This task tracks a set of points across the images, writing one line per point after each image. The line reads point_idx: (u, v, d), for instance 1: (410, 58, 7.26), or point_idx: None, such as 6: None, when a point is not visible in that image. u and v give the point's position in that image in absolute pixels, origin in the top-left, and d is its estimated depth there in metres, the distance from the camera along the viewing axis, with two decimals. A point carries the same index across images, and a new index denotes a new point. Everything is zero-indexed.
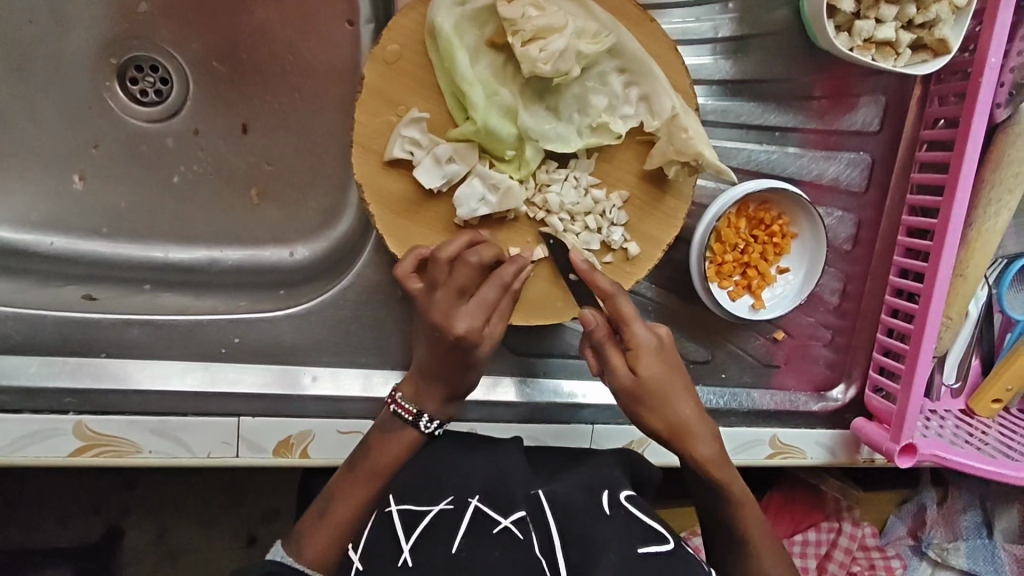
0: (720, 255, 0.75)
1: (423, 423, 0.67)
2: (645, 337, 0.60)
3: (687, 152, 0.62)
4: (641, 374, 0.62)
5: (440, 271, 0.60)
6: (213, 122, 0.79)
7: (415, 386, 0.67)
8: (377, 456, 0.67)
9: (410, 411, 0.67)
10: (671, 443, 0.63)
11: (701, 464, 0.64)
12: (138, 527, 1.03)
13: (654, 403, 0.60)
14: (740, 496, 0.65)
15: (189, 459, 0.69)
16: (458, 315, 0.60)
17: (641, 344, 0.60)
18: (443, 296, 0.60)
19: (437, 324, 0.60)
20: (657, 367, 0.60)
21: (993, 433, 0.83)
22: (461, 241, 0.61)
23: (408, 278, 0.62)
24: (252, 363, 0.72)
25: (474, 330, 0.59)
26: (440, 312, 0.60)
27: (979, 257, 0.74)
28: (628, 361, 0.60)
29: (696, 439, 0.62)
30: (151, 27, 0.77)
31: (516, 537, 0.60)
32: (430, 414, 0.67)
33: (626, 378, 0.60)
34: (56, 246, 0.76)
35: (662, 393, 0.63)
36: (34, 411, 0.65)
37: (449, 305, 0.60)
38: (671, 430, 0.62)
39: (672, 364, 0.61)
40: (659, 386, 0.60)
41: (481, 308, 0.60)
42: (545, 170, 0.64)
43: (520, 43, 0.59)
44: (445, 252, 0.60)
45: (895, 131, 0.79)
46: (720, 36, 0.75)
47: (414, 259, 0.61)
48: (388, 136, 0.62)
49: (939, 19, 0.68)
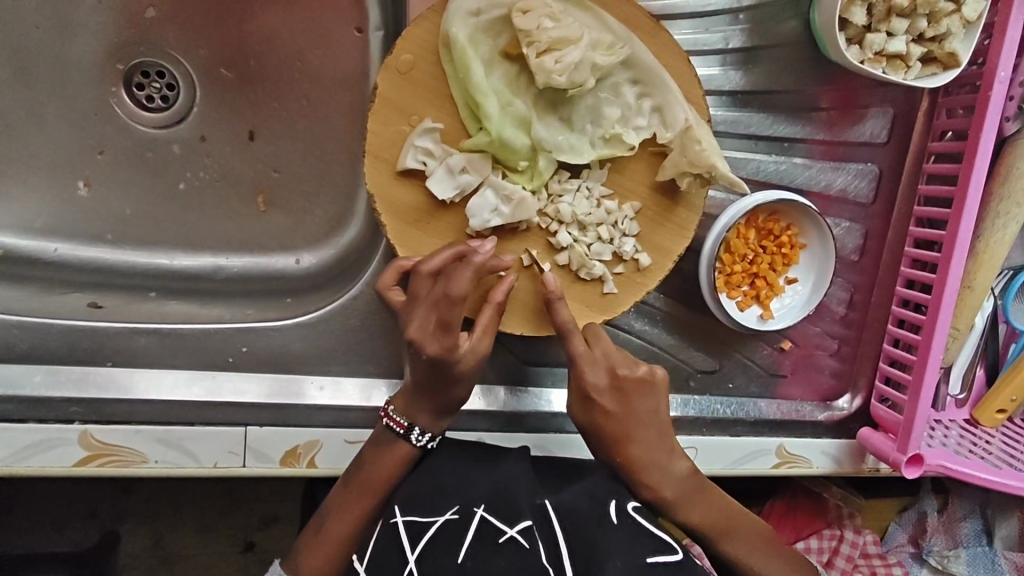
0: (729, 265, 0.75)
1: (414, 436, 0.67)
2: (600, 374, 0.65)
3: (700, 164, 0.62)
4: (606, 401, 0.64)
5: (421, 286, 0.60)
6: (219, 128, 0.78)
7: (406, 399, 0.67)
8: (372, 470, 0.67)
9: (401, 423, 0.67)
10: (642, 468, 0.65)
11: (670, 491, 0.66)
12: (139, 535, 1.02)
13: (611, 433, 0.65)
14: (720, 522, 0.68)
15: (196, 468, 0.68)
16: (429, 337, 0.60)
17: (594, 381, 0.64)
18: (420, 312, 0.60)
19: (410, 341, 0.60)
20: (619, 400, 0.65)
21: (998, 443, 0.84)
22: (442, 256, 0.60)
23: (389, 290, 0.62)
24: (259, 371, 0.71)
25: (443, 351, 0.60)
26: (416, 329, 0.60)
27: (987, 268, 0.74)
28: (586, 396, 0.65)
29: (659, 469, 0.66)
30: (158, 33, 0.76)
31: (522, 546, 0.60)
32: (423, 427, 0.67)
33: (584, 408, 0.65)
34: (59, 253, 0.75)
35: (631, 420, 0.65)
36: (40, 421, 0.65)
37: (423, 325, 0.60)
38: (629, 461, 0.65)
39: (631, 398, 0.65)
40: (616, 420, 0.65)
41: (449, 328, 0.60)
42: (558, 180, 0.64)
43: (535, 54, 0.59)
44: (428, 266, 0.59)
45: (903, 141, 0.79)
46: (730, 46, 0.75)
47: (395, 271, 0.61)
48: (401, 146, 0.61)
49: (949, 33, 0.68)
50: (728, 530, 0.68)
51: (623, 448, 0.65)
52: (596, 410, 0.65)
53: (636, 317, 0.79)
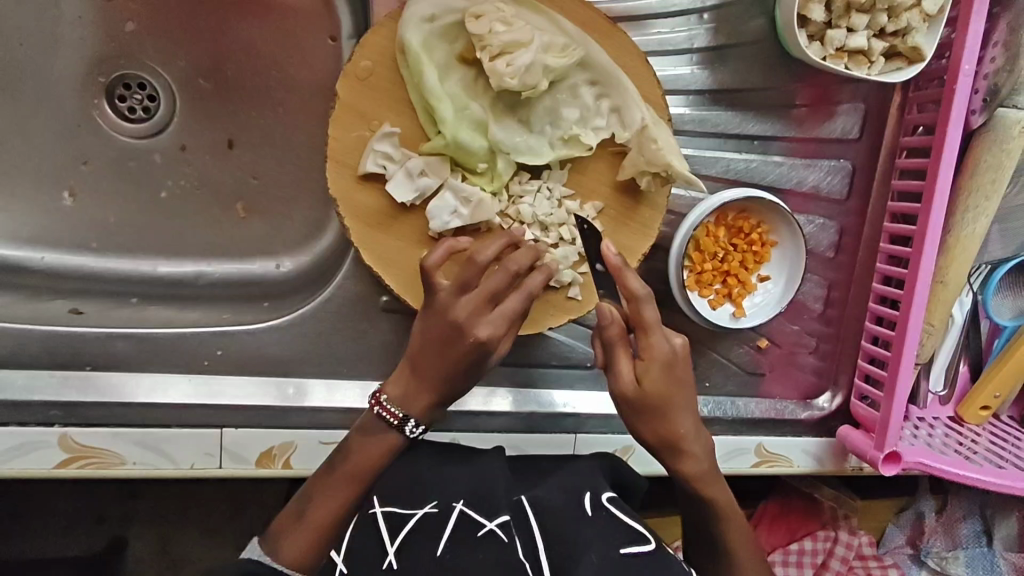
0: (699, 263, 0.75)
1: (408, 428, 0.63)
2: (663, 342, 0.58)
3: (657, 162, 0.63)
4: (674, 370, 0.59)
5: (475, 274, 0.60)
6: (199, 137, 0.80)
7: (401, 386, 0.63)
8: (359, 459, 0.64)
9: (396, 414, 0.63)
10: (690, 440, 0.61)
11: (707, 466, 0.63)
12: (138, 541, 1.04)
13: (666, 406, 0.59)
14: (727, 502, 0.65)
15: (172, 469, 0.70)
16: (482, 322, 0.60)
17: (659, 349, 0.58)
18: (472, 299, 0.60)
19: (459, 326, 0.60)
20: (677, 370, 0.59)
21: (985, 441, 0.83)
22: (498, 246, 0.61)
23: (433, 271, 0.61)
24: (237, 374, 0.73)
25: (495, 338, 0.60)
26: (466, 315, 0.59)
27: (959, 265, 0.74)
28: (649, 365, 0.59)
29: (699, 441, 0.62)
30: (138, 46, 0.79)
31: (501, 540, 0.61)
32: (417, 419, 0.63)
33: (646, 381, 0.58)
34: (46, 261, 0.77)
35: (689, 390, 0.60)
36: (21, 424, 0.67)
37: (475, 310, 0.59)
38: (680, 435, 0.61)
39: (685, 368, 0.60)
40: (674, 390, 0.59)
41: (506, 317, 0.60)
42: (518, 181, 0.65)
43: (488, 58, 0.60)
44: (484, 255, 0.60)
45: (876, 137, 0.79)
46: (695, 46, 0.75)
47: (444, 253, 0.61)
48: (361, 151, 0.62)
49: (911, 27, 0.68)
50: (733, 513, 0.65)
51: (675, 419, 0.60)
52: (655, 384, 0.58)
53: None
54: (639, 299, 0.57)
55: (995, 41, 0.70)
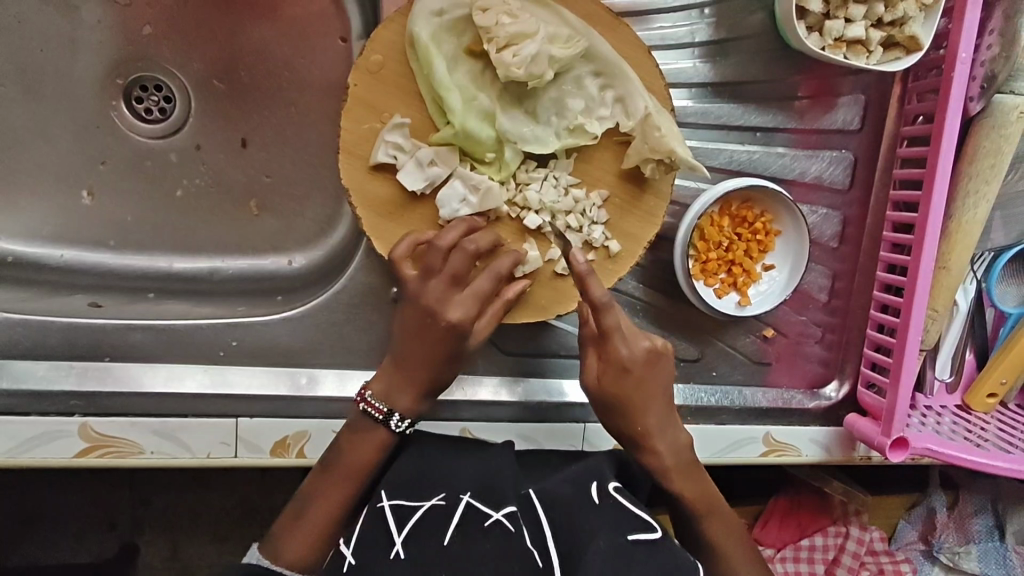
0: (704, 253, 0.76)
1: (393, 423, 0.67)
2: (624, 347, 0.64)
3: (661, 149, 0.64)
4: (629, 372, 0.65)
5: (437, 259, 0.63)
6: (213, 137, 0.83)
7: (385, 381, 0.67)
8: (352, 455, 0.67)
9: (381, 409, 0.66)
10: (656, 438, 0.66)
11: (678, 462, 0.67)
12: (152, 544, 1.05)
13: (628, 404, 0.65)
14: (707, 497, 0.68)
15: (189, 459, 0.71)
16: (452, 303, 0.64)
17: (620, 352, 0.65)
18: (436, 284, 0.63)
19: (431, 310, 0.64)
20: (638, 372, 0.65)
21: (993, 428, 0.83)
22: (458, 231, 0.64)
23: (404, 262, 0.64)
24: (251, 365, 0.75)
25: (466, 319, 0.64)
26: (433, 298, 0.64)
27: (961, 249, 0.75)
28: (607, 366, 0.65)
29: (666, 440, 0.67)
30: (154, 49, 0.81)
31: (508, 530, 0.60)
32: (401, 412, 0.67)
33: (605, 379, 0.65)
34: (66, 258, 0.80)
35: (650, 390, 0.66)
36: (42, 414, 0.69)
37: (443, 293, 0.64)
38: (643, 432, 0.66)
39: (649, 373, 0.66)
40: (633, 391, 0.65)
41: (474, 296, 0.64)
42: (525, 170, 0.67)
43: (495, 49, 0.62)
44: (445, 240, 0.63)
45: (877, 128, 0.81)
46: (697, 41, 0.77)
47: (411, 244, 0.64)
48: (373, 142, 0.64)
49: (908, 16, 0.70)
50: (714, 507, 0.69)
51: (636, 418, 0.66)
52: (613, 383, 0.65)
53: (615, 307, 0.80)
54: (598, 306, 0.62)
55: (991, 28, 0.71)
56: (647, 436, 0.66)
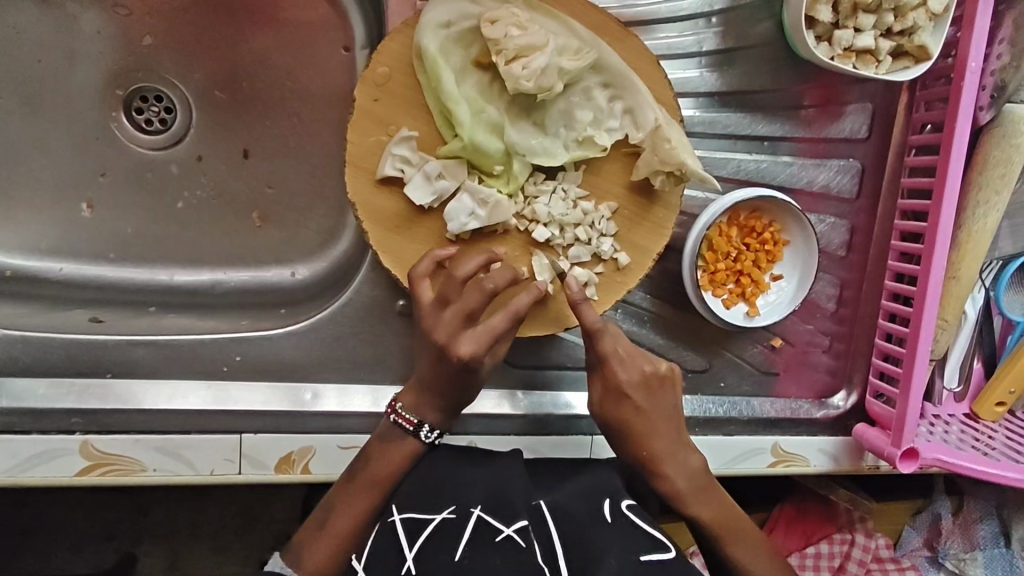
0: (712, 263, 0.75)
1: (423, 434, 0.65)
2: (624, 370, 0.65)
3: (671, 162, 0.64)
4: (630, 397, 0.65)
5: (453, 290, 0.61)
6: (215, 147, 0.81)
7: (416, 394, 0.65)
8: (379, 463, 0.65)
9: (411, 420, 0.65)
10: (662, 461, 0.66)
11: (689, 484, 0.67)
12: (151, 557, 1.04)
13: (630, 429, 0.66)
14: (723, 520, 0.68)
15: (192, 476, 0.70)
16: (463, 337, 0.61)
17: (620, 377, 0.65)
18: (448, 316, 0.61)
19: (441, 343, 0.61)
20: (644, 391, 0.66)
21: (1001, 437, 0.83)
22: (476, 262, 0.62)
23: (421, 281, 0.63)
24: (255, 380, 0.74)
25: (477, 354, 0.61)
26: (445, 330, 0.61)
27: (971, 259, 0.74)
28: (607, 392, 0.66)
29: (675, 463, 0.66)
30: (154, 59, 0.80)
31: (518, 546, 0.60)
32: (431, 425, 0.65)
33: (606, 405, 0.66)
34: (64, 271, 0.79)
35: (652, 417, 0.66)
36: (42, 433, 0.68)
37: (455, 326, 0.61)
38: (649, 456, 0.66)
39: (651, 396, 0.66)
40: (633, 417, 0.65)
41: (487, 333, 0.61)
42: (533, 182, 0.66)
43: (504, 62, 0.61)
44: (461, 271, 0.62)
45: (884, 137, 0.80)
46: (704, 49, 0.77)
47: (430, 262, 0.63)
48: (379, 155, 0.63)
49: (918, 26, 0.69)
50: (732, 530, 0.68)
51: (638, 444, 0.66)
52: (613, 409, 0.66)
53: (623, 318, 0.79)
54: (590, 332, 0.63)
55: (1001, 38, 0.71)
56: (654, 460, 0.66)
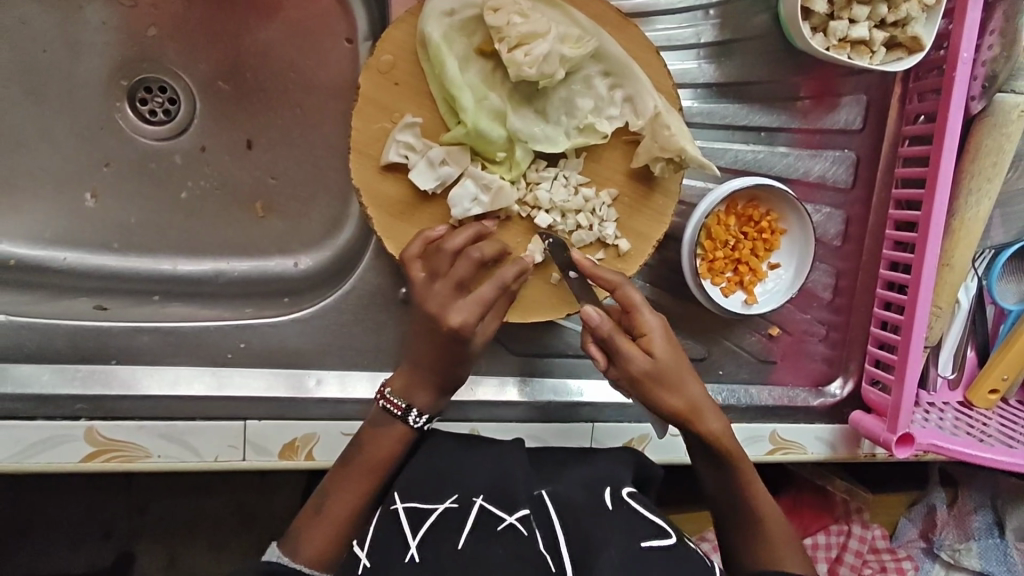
0: (711, 252, 0.77)
1: (411, 418, 0.67)
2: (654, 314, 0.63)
3: (671, 148, 0.65)
4: (671, 338, 0.62)
5: (443, 262, 0.63)
6: (218, 138, 0.82)
7: (406, 378, 0.67)
8: (372, 451, 0.67)
9: (399, 405, 0.67)
10: (699, 404, 0.64)
11: (723, 427, 0.65)
12: (149, 550, 1.04)
13: (677, 374, 0.62)
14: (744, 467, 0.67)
15: (197, 462, 0.71)
16: (454, 307, 0.62)
17: (655, 321, 0.62)
18: (439, 288, 0.62)
19: (433, 314, 0.62)
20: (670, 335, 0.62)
21: (995, 424, 0.84)
22: (466, 235, 0.63)
23: (412, 261, 0.63)
24: (258, 367, 0.74)
25: (467, 323, 0.61)
26: (436, 303, 0.62)
27: (964, 246, 0.76)
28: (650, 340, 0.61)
29: (708, 406, 0.65)
30: (159, 51, 0.81)
31: (521, 534, 0.60)
32: (420, 408, 0.67)
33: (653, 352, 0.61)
34: (68, 261, 0.79)
35: (684, 359, 0.63)
36: (47, 418, 0.68)
37: (446, 297, 0.62)
38: (691, 401, 0.63)
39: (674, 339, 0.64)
40: (679, 360, 0.62)
41: (478, 302, 0.62)
42: (535, 169, 0.67)
43: (507, 49, 0.62)
44: (451, 244, 0.63)
45: (879, 127, 0.82)
46: (703, 41, 0.78)
47: (422, 243, 0.63)
48: (384, 141, 0.64)
49: (911, 17, 0.71)
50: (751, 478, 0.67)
51: (687, 387, 0.62)
52: (665, 354, 0.61)
53: None
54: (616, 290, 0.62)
55: (992, 29, 0.73)
56: (693, 405, 0.63)
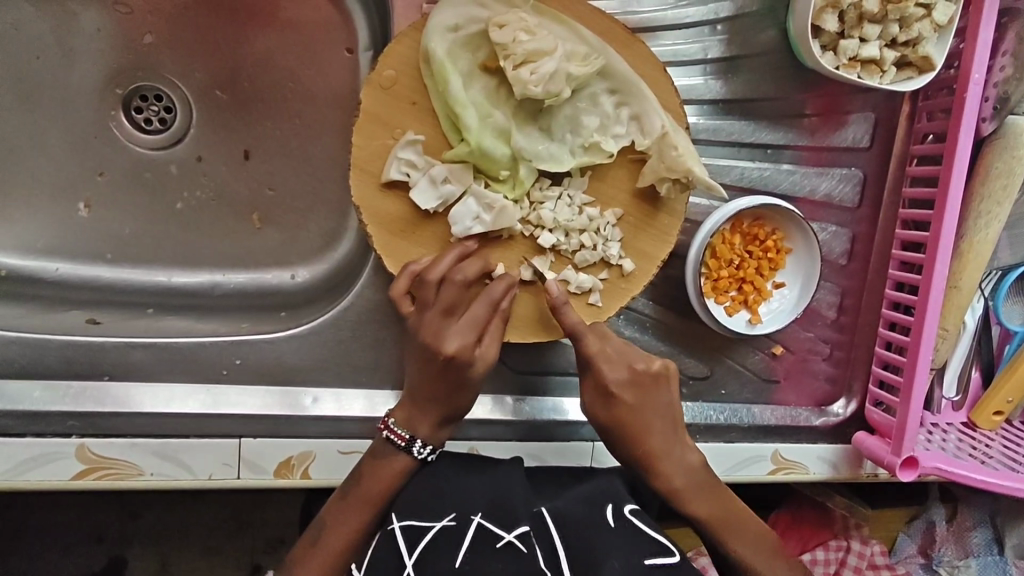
0: (716, 271, 0.75)
1: (416, 450, 0.66)
2: (612, 369, 0.65)
3: (678, 169, 0.64)
4: (619, 396, 0.65)
5: (429, 292, 0.62)
6: (215, 148, 0.81)
7: (407, 409, 0.66)
8: (369, 484, 0.66)
9: (403, 436, 0.66)
10: (657, 458, 0.65)
11: (686, 482, 0.66)
12: (140, 561, 1.03)
13: (626, 431, 0.65)
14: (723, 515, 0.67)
15: (190, 480, 0.69)
16: (448, 333, 0.62)
17: (608, 376, 0.65)
18: (430, 318, 0.62)
19: (429, 344, 0.62)
20: (624, 397, 0.65)
21: (998, 445, 0.83)
22: (449, 259, 0.62)
23: (402, 297, 0.63)
24: (253, 383, 0.73)
25: (464, 348, 0.62)
26: (429, 332, 0.62)
27: (973, 268, 0.75)
28: (599, 392, 0.65)
29: (670, 459, 0.66)
30: (156, 59, 0.79)
31: (520, 551, 0.59)
32: (423, 439, 0.66)
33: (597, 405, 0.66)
34: (61, 272, 0.78)
35: (645, 414, 0.65)
36: (38, 435, 0.66)
37: (438, 325, 0.62)
38: (645, 454, 0.65)
39: (642, 394, 0.65)
40: (627, 416, 0.65)
41: (471, 325, 0.62)
42: (539, 188, 0.66)
43: (512, 66, 0.61)
44: (434, 272, 0.62)
45: (886, 146, 0.80)
46: (710, 57, 0.77)
47: (408, 279, 0.62)
48: (385, 159, 0.63)
49: (922, 37, 0.70)
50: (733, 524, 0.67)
51: (635, 442, 0.65)
52: (607, 411, 0.65)
53: (625, 324, 0.79)
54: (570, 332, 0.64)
55: (1004, 50, 0.72)
56: (649, 457, 0.65)
